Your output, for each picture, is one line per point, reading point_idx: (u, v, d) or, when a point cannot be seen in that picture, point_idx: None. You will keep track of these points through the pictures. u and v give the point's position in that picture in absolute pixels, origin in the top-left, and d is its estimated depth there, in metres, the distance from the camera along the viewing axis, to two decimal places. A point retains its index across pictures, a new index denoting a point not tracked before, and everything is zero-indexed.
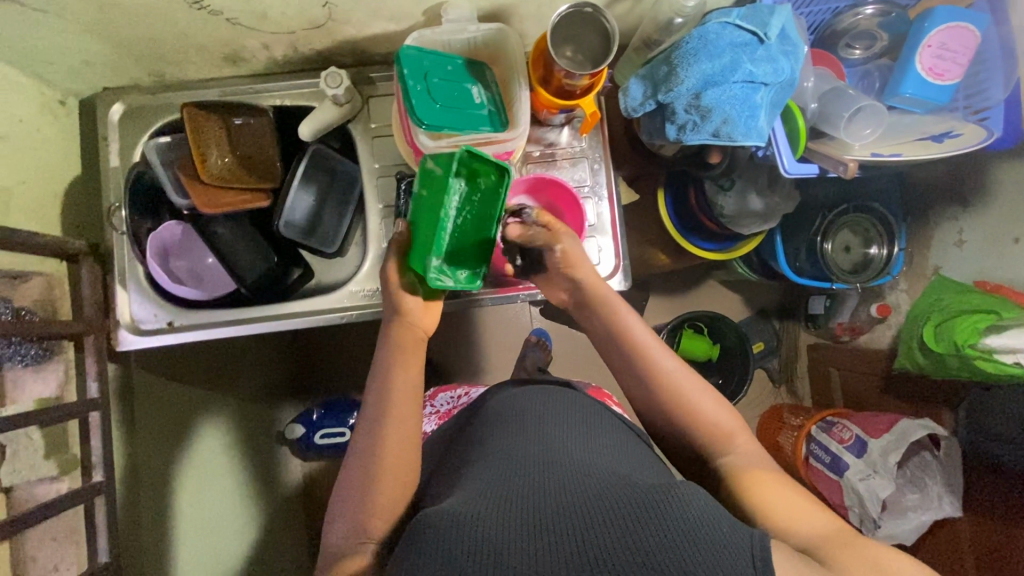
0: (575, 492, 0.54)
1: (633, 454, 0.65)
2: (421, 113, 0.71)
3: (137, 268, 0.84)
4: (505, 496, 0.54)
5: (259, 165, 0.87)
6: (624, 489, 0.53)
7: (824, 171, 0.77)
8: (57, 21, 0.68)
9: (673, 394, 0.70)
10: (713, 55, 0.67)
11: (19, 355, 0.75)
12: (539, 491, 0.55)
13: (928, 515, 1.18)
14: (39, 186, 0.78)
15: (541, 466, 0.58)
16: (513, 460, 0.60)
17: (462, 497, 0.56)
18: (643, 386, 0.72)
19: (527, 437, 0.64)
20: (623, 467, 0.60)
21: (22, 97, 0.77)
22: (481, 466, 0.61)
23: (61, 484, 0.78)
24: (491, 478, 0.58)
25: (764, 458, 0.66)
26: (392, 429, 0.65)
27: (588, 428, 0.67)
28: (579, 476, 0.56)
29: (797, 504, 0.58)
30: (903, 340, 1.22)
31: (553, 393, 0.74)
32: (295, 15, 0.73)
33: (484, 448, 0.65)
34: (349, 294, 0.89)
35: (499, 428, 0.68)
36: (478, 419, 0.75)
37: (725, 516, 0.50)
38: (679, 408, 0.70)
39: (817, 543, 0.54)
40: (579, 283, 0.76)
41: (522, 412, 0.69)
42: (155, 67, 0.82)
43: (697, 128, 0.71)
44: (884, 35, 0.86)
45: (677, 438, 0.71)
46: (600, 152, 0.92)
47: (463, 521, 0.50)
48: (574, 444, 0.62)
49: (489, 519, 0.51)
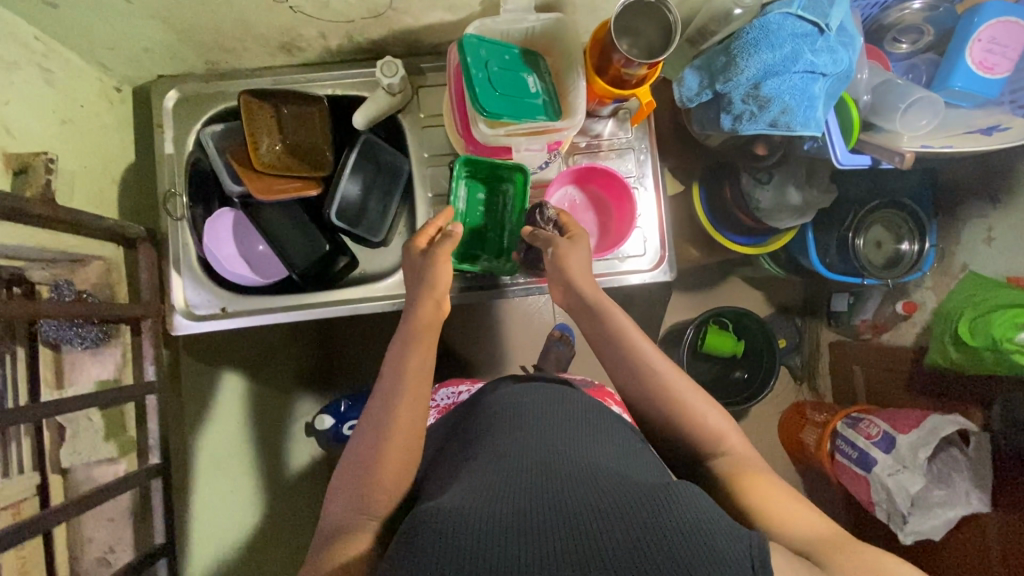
0: (572, 486, 0.51)
1: (632, 449, 0.62)
2: (484, 101, 0.72)
3: (191, 254, 0.85)
4: (499, 487, 0.51)
5: (308, 153, 0.88)
6: (623, 485, 0.51)
7: (878, 162, 0.78)
8: (126, 7, 0.69)
9: (670, 397, 0.69)
10: (774, 45, 0.68)
11: (79, 336, 0.78)
12: (535, 482, 0.52)
13: (955, 511, 1.18)
14: (99, 170, 0.79)
15: (536, 460, 0.55)
16: (508, 453, 0.57)
17: (455, 490, 0.53)
18: (638, 385, 0.70)
19: (523, 429, 0.61)
20: (623, 462, 0.57)
21: (84, 83, 0.78)
22: (474, 459, 0.58)
23: (119, 466, 0.79)
24: (483, 471, 0.55)
25: (760, 463, 0.65)
26: (392, 420, 0.63)
27: (587, 422, 0.64)
28: (578, 470, 0.53)
29: (794, 506, 0.57)
30: (936, 336, 1.22)
31: (551, 388, 0.71)
32: (356, 3, 0.73)
33: (476, 441, 0.62)
34: (398, 283, 0.90)
35: (493, 420, 0.65)
36: (471, 412, 0.72)
37: (726, 517, 0.47)
38: (674, 409, 0.68)
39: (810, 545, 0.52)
40: (574, 284, 0.75)
41: (516, 405, 0.66)
42: (212, 56, 0.83)
43: (754, 118, 0.73)
44: (931, 29, 0.86)
45: (672, 441, 0.70)
46: (646, 144, 0.92)
47: (456, 513, 0.47)
48: (572, 437, 0.60)
49: (482, 511, 0.47)
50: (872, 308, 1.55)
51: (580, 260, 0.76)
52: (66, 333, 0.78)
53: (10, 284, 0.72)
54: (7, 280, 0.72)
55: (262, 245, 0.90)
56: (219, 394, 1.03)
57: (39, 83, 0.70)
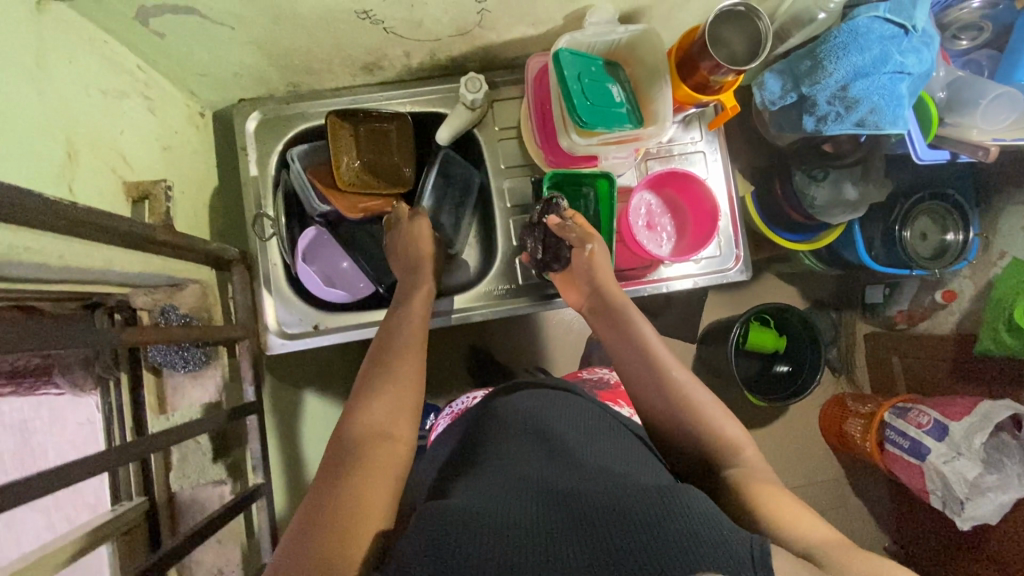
0: (577, 495, 0.52)
1: (635, 459, 0.64)
2: (581, 112, 0.74)
3: (280, 273, 0.86)
4: (506, 495, 0.53)
5: (385, 171, 0.88)
6: (627, 491, 0.52)
7: (956, 155, 0.81)
8: (230, 34, 0.70)
9: (683, 403, 0.69)
10: (863, 48, 0.70)
11: (184, 359, 0.78)
12: (541, 492, 0.53)
13: (1009, 495, 1.19)
14: (191, 194, 0.80)
15: (542, 473, 0.57)
16: (515, 467, 0.58)
17: (462, 497, 0.54)
18: (652, 390, 0.71)
19: (529, 443, 0.63)
20: (629, 473, 0.59)
21: (175, 109, 0.79)
22: (482, 471, 0.60)
23: (225, 487, 0.79)
24: (491, 481, 0.56)
25: (772, 475, 0.64)
26: (390, 402, 0.61)
27: (592, 435, 0.66)
28: (583, 482, 0.55)
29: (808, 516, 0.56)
30: (987, 323, 1.25)
31: (556, 399, 0.73)
32: (448, 21, 0.75)
33: (485, 454, 0.64)
34: (483, 294, 0.91)
35: (502, 431, 0.66)
36: (476, 422, 0.73)
37: (726, 523, 0.48)
38: (687, 413, 0.69)
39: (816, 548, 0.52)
40: (602, 291, 0.80)
41: (522, 416, 0.68)
42: (295, 78, 0.84)
43: (840, 118, 0.74)
44: (990, 26, 0.88)
45: (680, 446, 0.69)
46: (717, 147, 0.94)
47: (463, 514, 0.48)
48: (578, 450, 0.61)
49: (488, 514, 0.48)
50: (908, 297, 1.58)
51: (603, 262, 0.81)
52: (171, 357, 0.77)
53: (114, 311, 0.74)
54: (113, 307, 0.74)
55: (345, 262, 0.90)
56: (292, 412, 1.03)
57: (144, 112, 0.71)
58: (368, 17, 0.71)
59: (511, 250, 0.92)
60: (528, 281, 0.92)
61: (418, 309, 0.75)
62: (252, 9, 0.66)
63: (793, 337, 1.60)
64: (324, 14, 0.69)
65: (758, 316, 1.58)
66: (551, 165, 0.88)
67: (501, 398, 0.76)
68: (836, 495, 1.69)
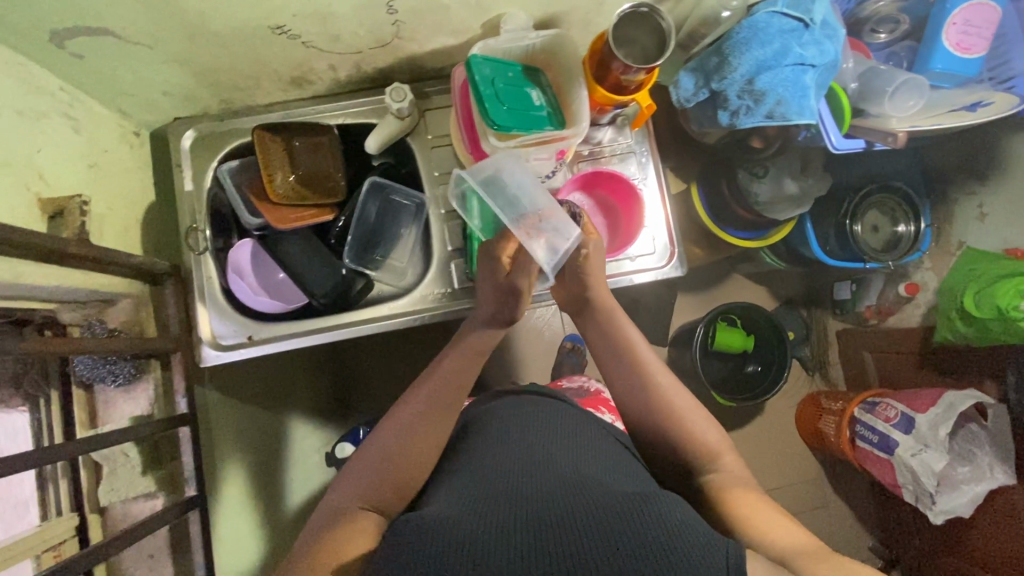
0: (555, 497, 0.54)
1: (613, 457, 0.66)
2: (493, 114, 0.76)
3: (215, 286, 0.87)
4: (485, 500, 0.55)
5: (319, 182, 0.90)
6: (605, 494, 0.54)
7: (872, 143, 0.83)
8: (149, 52, 0.72)
9: (664, 412, 0.72)
10: (764, 42, 0.72)
11: (114, 373, 0.78)
12: (520, 494, 0.55)
13: (982, 486, 1.18)
14: (123, 211, 0.81)
15: (521, 471, 0.59)
16: (495, 469, 0.60)
17: (442, 504, 0.56)
18: (638, 405, 0.74)
19: (510, 442, 0.65)
20: (607, 472, 0.61)
21: (104, 128, 0.81)
22: (463, 474, 0.62)
23: (156, 500, 0.79)
24: (473, 482, 0.59)
25: (749, 478, 0.67)
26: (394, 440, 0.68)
27: (573, 434, 0.68)
28: (562, 481, 0.57)
29: (784, 521, 0.58)
30: (942, 312, 1.25)
31: (541, 404, 0.74)
32: (365, 34, 0.77)
33: (469, 456, 0.66)
34: (419, 297, 0.92)
35: (484, 437, 0.68)
36: (462, 425, 0.76)
37: (705, 529, 0.50)
38: (669, 421, 0.71)
39: (784, 550, 0.53)
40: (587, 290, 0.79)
41: (505, 422, 0.70)
42: (226, 95, 0.87)
43: (751, 111, 0.76)
44: (906, 18, 0.90)
45: (664, 453, 0.72)
46: (646, 147, 0.96)
47: (439, 526, 0.51)
48: (561, 447, 0.64)
49: (464, 525, 0.51)
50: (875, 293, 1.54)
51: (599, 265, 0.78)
52: (98, 371, 0.78)
53: (42, 327, 0.74)
54: (41, 324, 0.74)
55: (281, 273, 0.91)
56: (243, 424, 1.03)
57: (67, 131, 0.73)
58: (283, 32, 0.73)
59: (446, 254, 0.93)
60: (463, 284, 0.92)
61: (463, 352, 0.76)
62: (166, 27, 0.68)
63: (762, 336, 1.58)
64: (239, 30, 0.71)
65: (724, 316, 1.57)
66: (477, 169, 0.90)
67: (484, 406, 0.79)
68: (817, 496, 1.67)
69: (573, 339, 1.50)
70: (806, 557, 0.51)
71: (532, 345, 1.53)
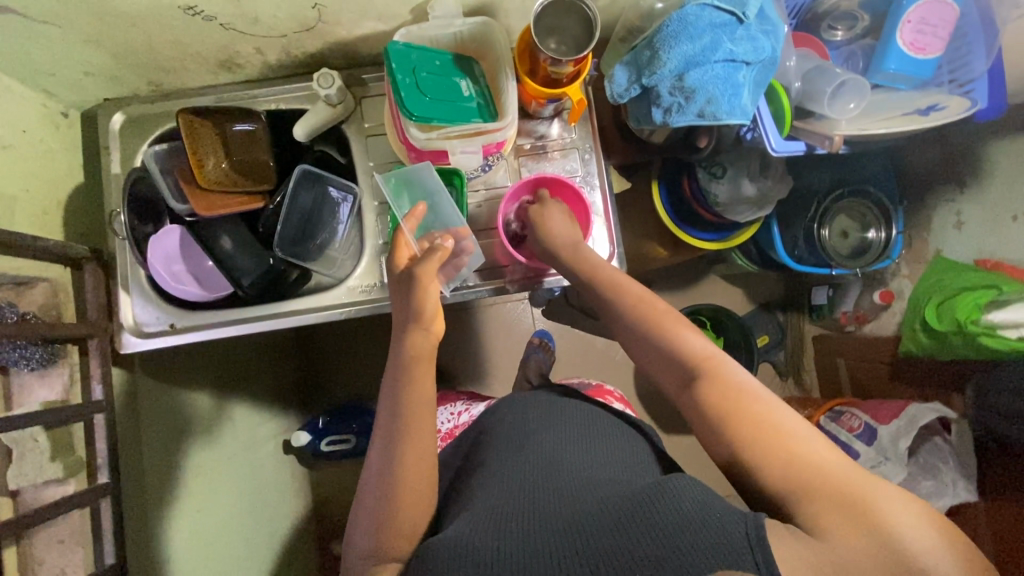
0: (573, 508, 0.59)
1: (626, 449, 0.70)
2: (411, 105, 0.73)
3: (139, 273, 0.86)
4: (506, 516, 0.60)
5: (253, 169, 0.88)
6: (623, 493, 0.59)
7: (812, 147, 0.80)
8: (58, 31, 0.70)
9: (666, 340, 0.69)
10: (693, 36, 0.69)
11: (25, 358, 0.76)
12: (541, 509, 0.60)
13: (944, 502, 1.11)
14: (42, 193, 0.80)
15: (539, 483, 0.64)
16: (513, 482, 0.65)
17: (467, 520, 0.61)
18: (642, 346, 0.72)
19: (523, 452, 0.69)
20: (621, 470, 0.66)
21: (24, 108, 0.79)
22: (484, 486, 0.67)
23: (68, 486, 0.79)
24: (494, 498, 0.64)
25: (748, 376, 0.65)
26: (402, 459, 0.65)
27: (585, 431, 0.72)
28: (578, 490, 0.62)
29: (792, 438, 0.58)
30: (907, 324, 1.20)
31: (552, 404, 0.78)
32: (286, 17, 0.75)
33: (487, 466, 0.71)
34: (348, 290, 0.90)
35: (500, 448, 0.72)
36: (480, 434, 0.80)
37: (723, 504, 0.55)
38: (658, 335, 0.70)
39: (803, 494, 0.55)
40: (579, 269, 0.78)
41: (516, 429, 0.74)
42: (153, 76, 0.85)
43: (683, 110, 0.73)
44: (865, 15, 0.86)
45: (670, 378, 0.69)
46: (591, 143, 0.92)
47: (468, 547, 0.56)
48: (576, 451, 0.68)
49: (490, 544, 0.56)
50: (853, 298, 1.44)
51: (559, 225, 0.82)
52: (8, 355, 0.75)
53: None
54: None
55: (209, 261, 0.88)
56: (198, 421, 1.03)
57: None
58: (196, 13, 0.71)
59: (378, 247, 0.91)
60: None
61: (410, 384, 0.68)
62: (68, 5, 0.66)
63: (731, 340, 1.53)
64: (148, 9, 0.69)
65: (693, 318, 1.53)
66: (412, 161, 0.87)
67: (501, 409, 0.82)
68: None
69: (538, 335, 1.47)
70: (826, 503, 0.53)
71: (495, 339, 1.49)
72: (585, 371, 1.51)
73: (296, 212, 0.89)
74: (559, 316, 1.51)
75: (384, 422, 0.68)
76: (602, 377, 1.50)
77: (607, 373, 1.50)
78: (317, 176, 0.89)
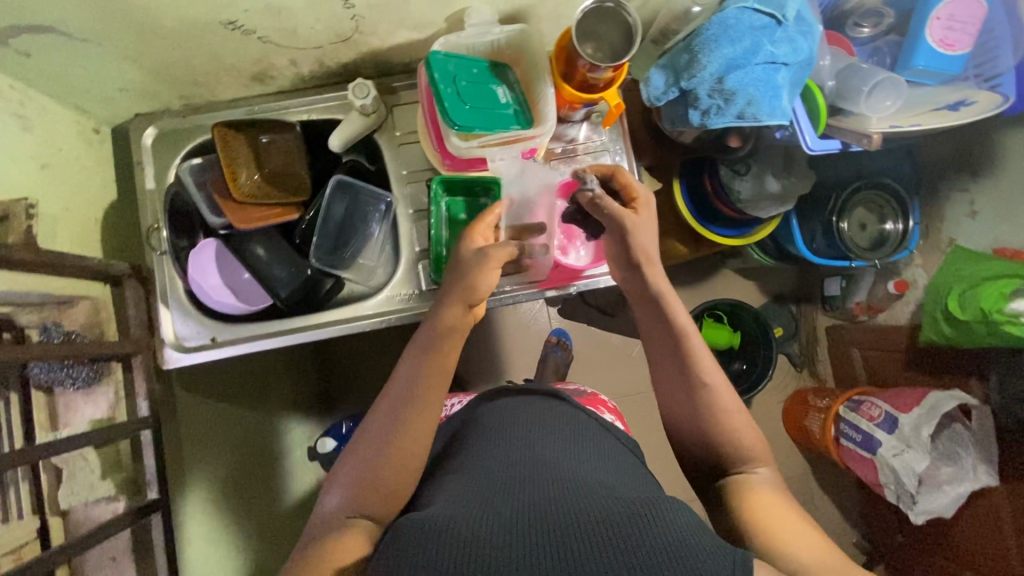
0: (559, 503, 0.55)
1: (613, 459, 0.67)
2: (454, 115, 0.74)
3: (178, 288, 0.86)
4: (490, 504, 0.56)
5: (286, 180, 0.88)
6: (612, 500, 0.55)
7: (846, 145, 0.81)
8: (100, 50, 0.70)
9: (716, 417, 0.68)
10: (733, 39, 0.70)
11: (72, 376, 0.76)
12: (523, 499, 0.57)
13: (964, 488, 1.15)
14: (79, 210, 0.80)
15: (525, 475, 0.60)
16: (498, 471, 0.62)
17: (446, 504, 0.58)
18: (686, 406, 0.70)
19: (511, 443, 0.67)
20: (611, 477, 0.62)
21: (60, 126, 0.79)
22: (465, 471, 0.64)
23: (118, 503, 0.79)
24: (473, 487, 0.60)
25: (783, 485, 0.66)
26: (397, 449, 0.65)
27: (576, 435, 0.70)
28: (564, 487, 0.58)
29: (813, 541, 0.58)
30: (927, 313, 1.21)
31: (541, 403, 0.77)
32: (323, 29, 0.75)
33: (471, 454, 0.68)
34: (385, 300, 0.91)
35: (488, 439, 0.69)
36: (464, 425, 0.78)
37: (712, 535, 0.52)
38: (710, 416, 0.68)
39: (807, 570, 0.55)
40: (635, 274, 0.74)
41: (507, 421, 0.72)
42: (186, 90, 0.85)
43: (721, 112, 0.74)
44: (891, 12, 0.87)
45: (701, 454, 0.70)
46: (621, 145, 0.92)
47: (443, 526, 0.52)
48: (565, 452, 0.65)
49: (471, 526, 0.52)
50: (866, 289, 1.45)
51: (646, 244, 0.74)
52: (56, 375, 0.75)
53: None
54: None
55: (246, 273, 0.88)
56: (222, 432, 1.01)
57: (18, 132, 0.71)
58: (237, 28, 0.71)
59: (413, 255, 0.92)
60: (431, 286, 0.91)
61: (422, 367, 0.69)
62: (113, 24, 0.66)
63: (748, 332, 1.54)
64: (188, 25, 0.69)
65: (709, 313, 1.53)
66: (445, 169, 0.88)
67: (491, 404, 0.79)
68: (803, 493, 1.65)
69: (557, 334, 1.47)
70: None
71: (515, 340, 1.50)
72: (603, 368, 1.51)
73: (331, 222, 0.90)
74: (577, 315, 1.52)
75: (381, 409, 0.68)
76: (621, 373, 1.52)
77: (627, 369, 1.52)
78: (351, 185, 0.89)
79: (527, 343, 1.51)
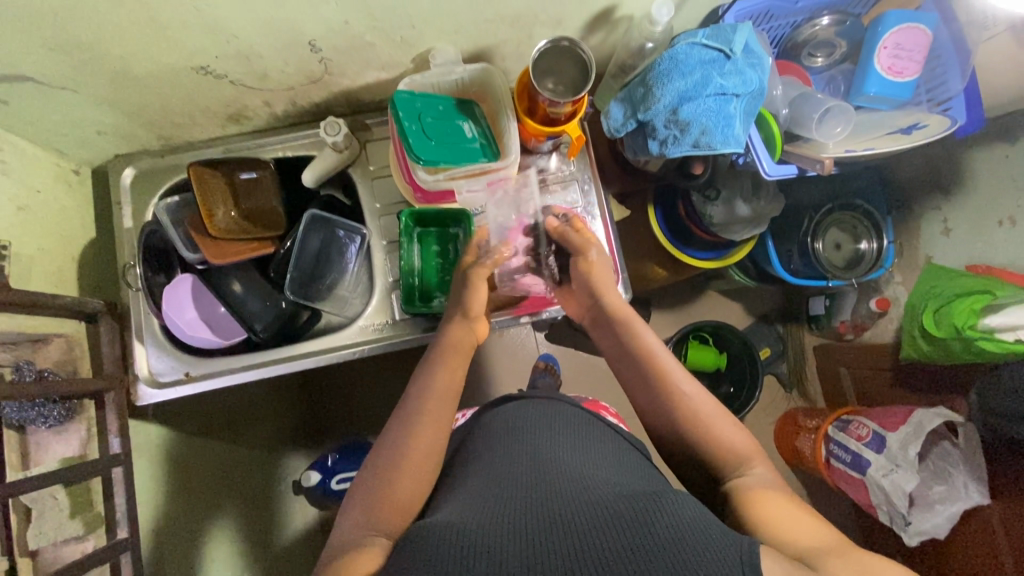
0: (564, 501, 0.55)
1: (618, 459, 0.68)
2: (418, 150, 0.76)
3: (154, 324, 0.89)
4: (501, 509, 0.56)
5: (263, 216, 0.90)
6: (617, 498, 0.55)
7: (804, 170, 0.84)
8: (76, 96, 0.73)
9: (705, 431, 0.68)
10: (684, 73, 0.73)
11: (44, 416, 0.75)
12: (534, 503, 0.56)
13: (956, 507, 1.10)
14: (58, 250, 0.82)
15: (533, 478, 0.60)
16: (506, 475, 0.62)
17: (457, 512, 0.57)
18: (667, 421, 0.70)
19: (519, 447, 0.67)
20: (616, 475, 0.62)
21: (41, 169, 0.81)
22: (473, 478, 0.64)
23: (86, 543, 0.78)
24: (482, 492, 0.60)
25: (779, 483, 0.63)
26: (369, 485, 0.63)
27: (581, 438, 0.70)
28: (569, 484, 0.58)
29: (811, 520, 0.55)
30: (906, 331, 1.20)
31: (550, 406, 0.77)
32: (293, 71, 0.78)
33: (480, 461, 0.68)
34: (359, 330, 0.92)
35: (496, 444, 0.69)
36: (472, 430, 0.79)
37: (716, 525, 0.50)
38: (698, 427, 0.68)
39: (806, 550, 0.51)
40: (603, 304, 0.78)
41: (515, 426, 0.72)
42: (165, 132, 0.88)
43: (678, 141, 0.76)
44: (842, 42, 0.90)
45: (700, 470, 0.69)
46: (589, 174, 0.94)
47: (455, 531, 0.51)
48: (570, 453, 0.65)
49: (479, 529, 0.52)
50: (848, 310, 1.45)
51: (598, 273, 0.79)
52: (27, 414, 0.74)
53: None
54: None
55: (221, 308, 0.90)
56: (206, 458, 1.00)
57: None
58: (208, 72, 0.74)
59: (387, 284, 0.93)
60: (403, 316, 0.91)
61: (433, 389, 0.70)
62: (87, 72, 0.69)
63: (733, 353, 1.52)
64: (162, 71, 0.72)
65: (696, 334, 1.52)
66: (418, 202, 0.90)
67: (497, 410, 0.79)
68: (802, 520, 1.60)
69: (544, 359, 1.47)
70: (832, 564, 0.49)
71: (501, 366, 1.49)
72: (590, 393, 1.51)
73: (307, 254, 0.91)
74: (564, 340, 1.52)
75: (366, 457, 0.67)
76: (608, 397, 1.51)
77: (613, 393, 1.51)
78: (326, 220, 0.91)
79: (513, 370, 1.50)
